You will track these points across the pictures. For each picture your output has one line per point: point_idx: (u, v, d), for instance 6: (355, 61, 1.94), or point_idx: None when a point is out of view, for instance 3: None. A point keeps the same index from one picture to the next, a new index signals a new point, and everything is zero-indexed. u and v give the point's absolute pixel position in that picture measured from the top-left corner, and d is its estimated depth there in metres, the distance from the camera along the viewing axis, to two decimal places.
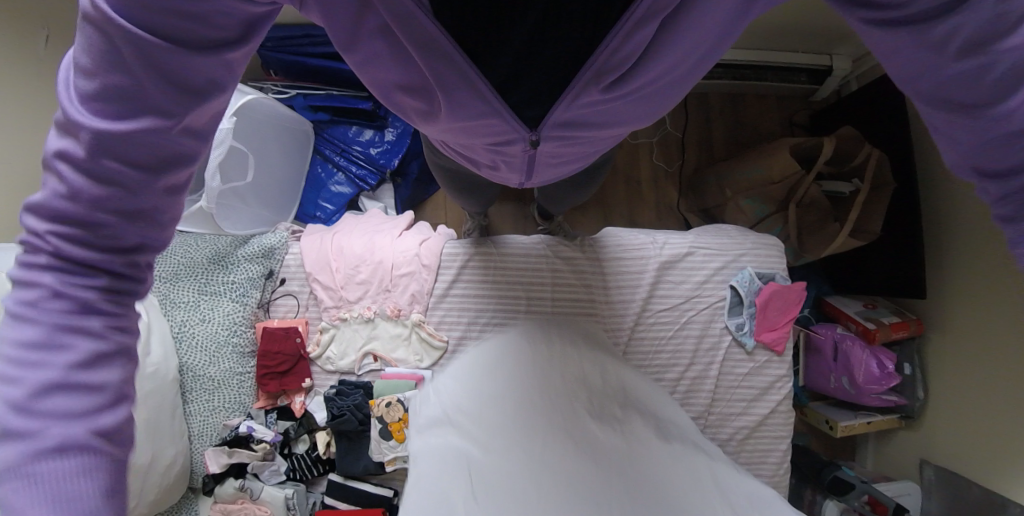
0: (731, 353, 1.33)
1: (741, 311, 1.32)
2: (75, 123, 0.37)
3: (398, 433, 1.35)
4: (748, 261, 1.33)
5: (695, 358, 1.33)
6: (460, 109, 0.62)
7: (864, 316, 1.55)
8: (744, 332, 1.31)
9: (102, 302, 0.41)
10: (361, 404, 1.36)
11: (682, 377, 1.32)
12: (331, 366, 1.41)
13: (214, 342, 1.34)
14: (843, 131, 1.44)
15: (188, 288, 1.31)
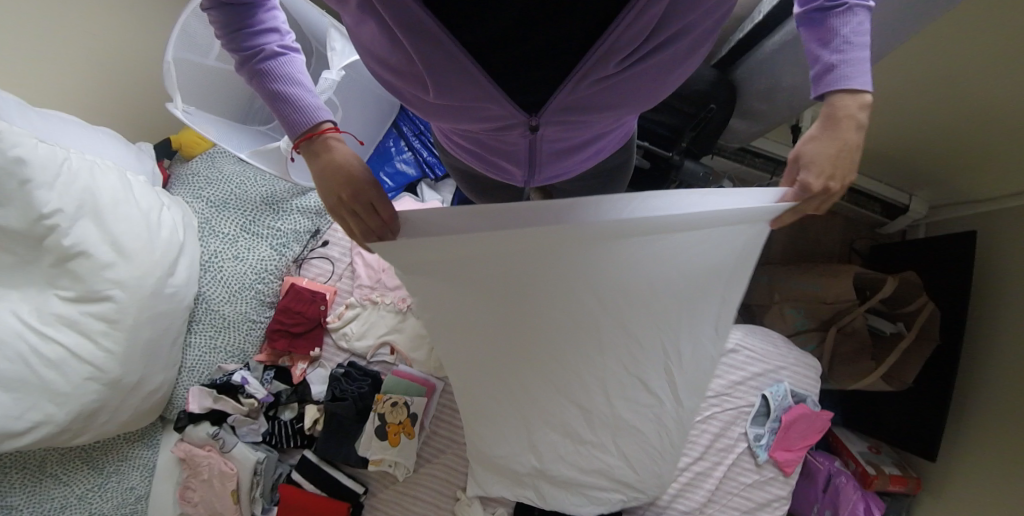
0: (740, 461, 1.29)
1: (764, 422, 1.29)
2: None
3: (393, 435, 1.27)
4: (787, 375, 1.31)
5: (705, 453, 1.29)
6: (454, 89, 0.66)
7: (868, 459, 1.45)
8: (760, 443, 1.28)
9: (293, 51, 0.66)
10: (364, 395, 1.31)
11: (686, 467, 1.28)
12: (345, 343, 1.36)
13: (239, 284, 1.27)
14: (905, 274, 1.42)
15: (234, 222, 1.25)
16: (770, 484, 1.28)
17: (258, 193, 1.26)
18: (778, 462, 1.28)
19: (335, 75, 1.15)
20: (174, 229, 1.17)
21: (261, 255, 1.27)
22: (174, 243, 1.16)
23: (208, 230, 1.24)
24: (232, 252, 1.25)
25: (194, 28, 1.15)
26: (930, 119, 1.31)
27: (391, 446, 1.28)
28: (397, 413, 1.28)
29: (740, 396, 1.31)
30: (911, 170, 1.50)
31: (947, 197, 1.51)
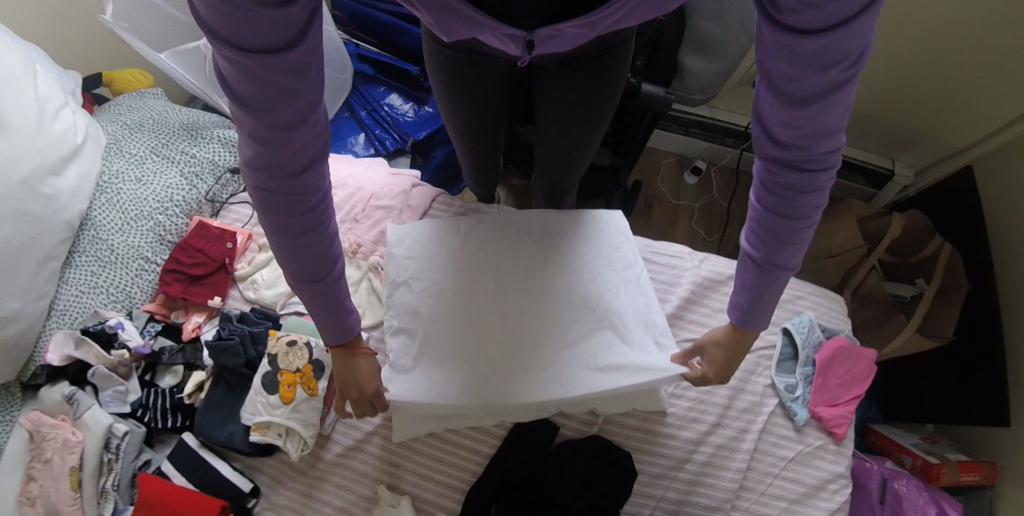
0: (774, 424, 1.06)
1: (794, 368, 1.08)
2: (232, 73, 0.49)
3: (285, 389, 1.02)
4: (807, 307, 1.13)
5: (739, 424, 1.07)
6: (456, 21, 0.75)
7: (923, 449, 1.15)
8: (795, 397, 1.06)
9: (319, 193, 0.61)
10: (257, 337, 1.07)
11: (709, 441, 1.06)
12: (252, 294, 1.15)
13: (137, 210, 1.11)
14: (909, 216, 1.28)
15: (144, 145, 1.15)
16: (822, 456, 1.04)
17: (178, 118, 1.17)
18: (823, 422, 1.05)
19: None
20: (70, 130, 1.05)
21: (168, 181, 1.14)
22: (68, 143, 1.04)
23: (115, 149, 1.13)
24: (136, 175, 1.12)
25: None
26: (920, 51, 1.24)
27: (282, 406, 1.01)
28: (295, 357, 1.04)
29: (755, 337, 1.11)
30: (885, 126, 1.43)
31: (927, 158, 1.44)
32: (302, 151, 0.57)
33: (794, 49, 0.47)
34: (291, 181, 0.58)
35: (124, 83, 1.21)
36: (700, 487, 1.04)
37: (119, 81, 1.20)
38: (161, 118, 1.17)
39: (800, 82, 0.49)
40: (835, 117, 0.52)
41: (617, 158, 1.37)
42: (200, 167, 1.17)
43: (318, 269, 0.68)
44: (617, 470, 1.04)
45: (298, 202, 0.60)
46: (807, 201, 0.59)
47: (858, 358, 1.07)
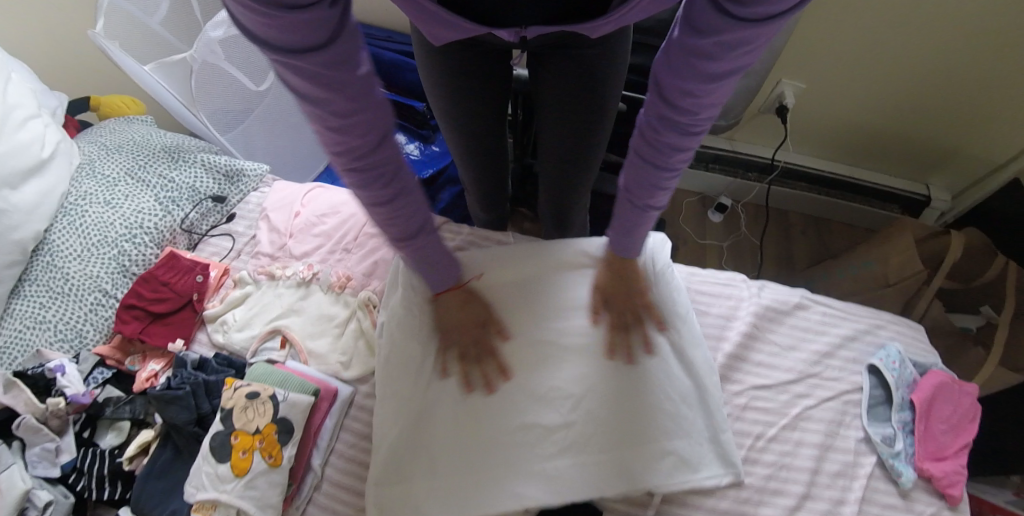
0: (878, 492, 0.83)
1: (890, 414, 0.87)
2: (295, 71, 0.43)
3: (240, 456, 0.79)
4: (892, 339, 0.93)
5: (834, 493, 0.83)
6: (446, 31, 0.68)
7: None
8: (897, 451, 0.84)
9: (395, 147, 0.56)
10: (213, 388, 0.86)
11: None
12: (220, 337, 0.96)
13: (100, 236, 0.97)
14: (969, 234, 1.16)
15: (119, 166, 1.02)
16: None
17: (161, 141, 1.08)
18: (934, 482, 0.82)
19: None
20: (37, 143, 0.94)
21: (139, 205, 1.00)
22: (31, 156, 0.93)
23: (87, 170, 1.01)
24: (105, 197, 0.99)
25: None
26: (961, 62, 1.15)
27: (233, 479, 0.78)
28: (256, 414, 0.81)
29: (836, 378, 0.90)
30: (918, 144, 1.34)
31: (968, 179, 1.35)
32: (374, 131, 0.51)
33: (731, 35, 0.42)
34: (371, 158, 0.53)
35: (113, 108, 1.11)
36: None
37: (107, 105, 1.10)
38: (143, 140, 1.06)
39: (712, 60, 0.45)
40: (717, 98, 0.49)
41: None
42: (177, 193, 1.04)
43: (410, 226, 0.64)
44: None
45: (391, 168, 0.56)
46: (670, 159, 0.57)
47: (961, 394, 0.87)
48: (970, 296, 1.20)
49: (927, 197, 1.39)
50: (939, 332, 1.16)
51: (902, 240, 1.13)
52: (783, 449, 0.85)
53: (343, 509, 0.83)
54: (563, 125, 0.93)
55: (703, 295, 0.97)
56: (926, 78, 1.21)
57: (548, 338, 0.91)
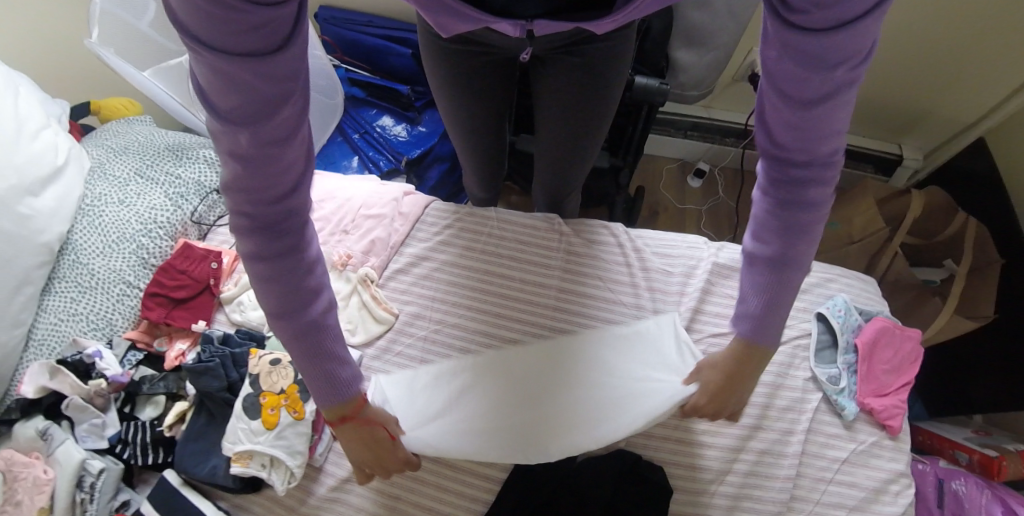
0: (821, 423, 0.95)
1: (835, 357, 0.97)
2: (210, 72, 0.37)
3: (268, 413, 0.91)
4: (841, 291, 1.03)
5: (782, 424, 0.94)
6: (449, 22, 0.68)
7: (979, 444, 1.07)
8: (841, 388, 0.95)
9: (311, 244, 0.53)
10: (239, 359, 0.98)
11: (753, 446, 0.93)
12: (238, 316, 1.07)
13: (118, 233, 1.07)
14: (929, 193, 1.21)
15: (128, 167, 1.11)
16: (878, 454, 0.93)
17: (163, 141, 1.16)
18: (874, 415, 0.94)
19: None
20: (51, 151, 1.03)
21: (151, 202, 1.10)
22: (47, 165, 1.02)
23: (99, 173, 1.10)
24: (118, 197, 1.08)
25: None
26: (928, 30, 1.20)
27: (265, 433, 0.90)
28: (280, 377, 0.93)
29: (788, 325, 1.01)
30: (900, 104, 1.37)
31: (939, 138, 1.40)
32: (287, 183, 0.47)
33: (808, 52, 0.40)
34: (266, 201, 0.46)
35: (113, 111, 1.19)
36: (747, 501, 0.90)
37: (106, 109, 1.18)
38: (148, 142, 1.15)
39: (813, 99, 0.44)
40: (838, 127, 0.46)
41: (617, 159, 1.34)
42: (184, 187, 1.13)
43: (324, 343, 0.57)
44: (644, 485, 0.90)
45: (286, 223, 0.49)
46: (813, 215, 0.53)
47: (903, 338, 0.98)
48: (931, 251, 1.25)
49: (897, 157, 1.44)
50: (899, 284, 1.20)
51: (864, 201, 1.20)
52: None
53: None
54: (562, 122, 0.95)
55: (677, 257, 1.06)
56: (902, 42, 1.24)
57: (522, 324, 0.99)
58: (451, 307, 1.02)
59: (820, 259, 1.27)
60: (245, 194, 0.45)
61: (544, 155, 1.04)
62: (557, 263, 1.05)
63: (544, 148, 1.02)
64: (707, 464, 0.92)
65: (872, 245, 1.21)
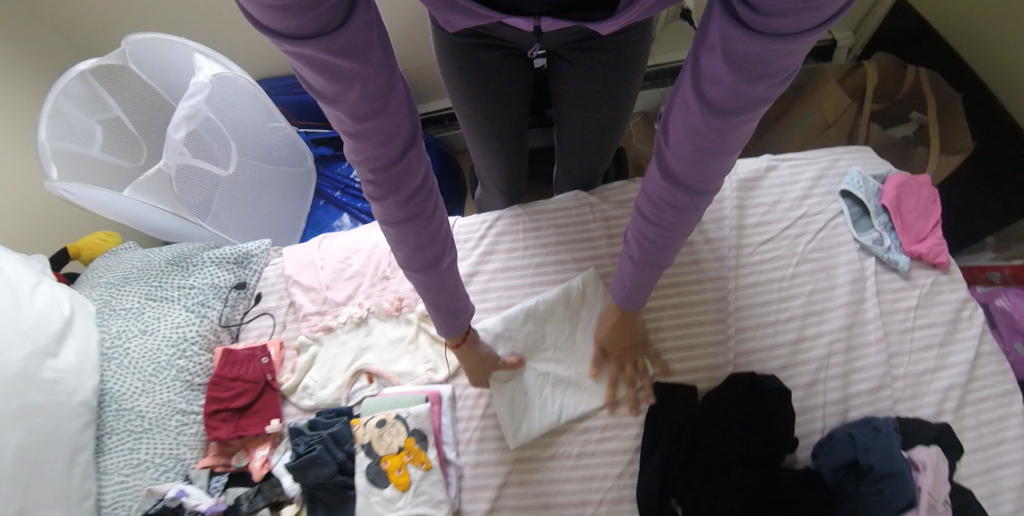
0: (884, 282, 0.96)
1: (872, 221, 1.00)
2: (305, 61, 0.40)
3: (397, 474, 0.87)
4: (851, 165, 1.06)
5: (852, 295, 0.94)
6: (456, 15, 0.66)
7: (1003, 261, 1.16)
8: (888, 246, 0.97)
9: (431, 179, 0.57)
10: (340, 437, 0.91)
11: (833, 326, 0.93)
12: (308, 402, 1.01)
13: (152, 364, 1.00)
14: (878, 60, 1.31)
15: (136, 295, 1.05)
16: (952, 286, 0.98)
17: (162, 256, 1.09)
18: (924, 259, 0.97)
19: (203, 77, 1.04)
20: (51, 303, 0.95)
21: (174, 322, 1.03)
22: (55, 318, 0.94)
23: (109, 311, 1.03)
24: (139, 327, 1.02)
25: (75, 90, 1.08)
26: None
27: (402, 496, 0.86)
28: (392, 436, 0.89)
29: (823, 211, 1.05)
30: None
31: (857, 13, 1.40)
32: (399, 133, 0.49)
33: (743, 57, 0.43)
34: (393, 168, 0.50)
35: (93, 250, 1.13)
36: (857, 372, 0.90)
37: (86, 249, 1.12)
38: (144, 262, 1.08)
39: (720, 90, 0.46)
40: (733, 135, 0.50)
41: None
42: (201, 294, 1.07)
43: (431, 250, 0.61)
44: (769, 396, 0.89)
45: (416, 185, 0.54)
46: (692, 195, 0.57)
47: (919, 187, 1.01)
48: (899, 109, 1.32)
49: (830, 41, 1.45)
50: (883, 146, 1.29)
51: (829, 86, 1.28)
52: (807, 281, 0.97)
53: (490, 483, 0.93)
54: (587, 108, 0.88)
55: None
56: None
57: (588, 297, 1.00)
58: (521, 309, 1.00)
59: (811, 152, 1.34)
60: (371, 163, 0.49)
61: (573, 147, 0.99)
62: (599, 235, 1.06)
63: (571, 142, 0.97)
64: (818, 358, 0.92)
65: (847, 122, 1.29)
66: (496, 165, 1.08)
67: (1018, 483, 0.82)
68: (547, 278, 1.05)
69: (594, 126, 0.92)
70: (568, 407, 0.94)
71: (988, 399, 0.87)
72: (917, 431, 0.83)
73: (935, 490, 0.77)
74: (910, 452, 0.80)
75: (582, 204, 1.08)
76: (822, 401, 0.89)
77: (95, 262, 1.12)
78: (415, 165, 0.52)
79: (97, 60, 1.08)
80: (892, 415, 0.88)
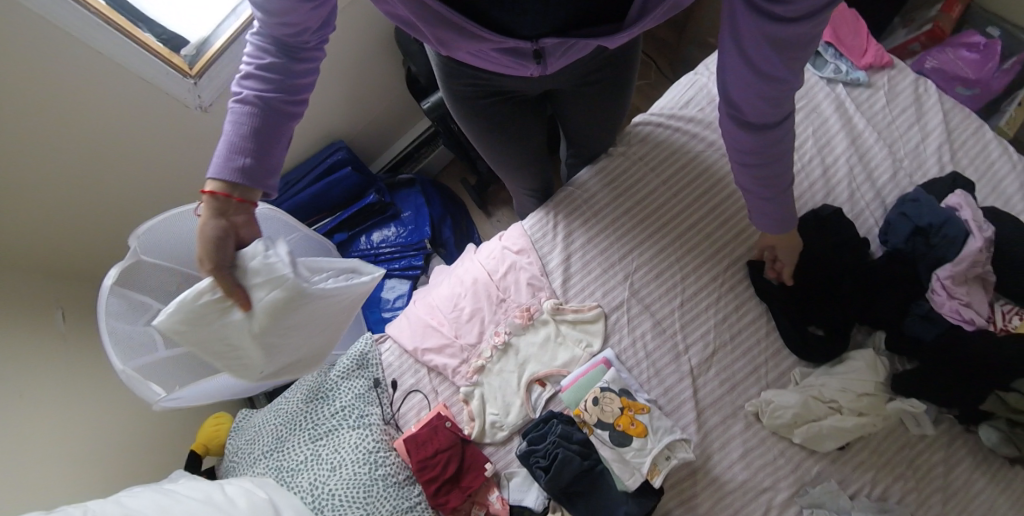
0: (857, 98, 1.21)
1: (825, 58, 1.23)
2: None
3: (632, 427, 1.02)
4: None
5: (841, 119, 1.19)
6: (451, 41, 0.71)
7: (912, 31, 1.45)
8: (846, 71, 1.21)
9: (294, 111, 0.67)
10: (568, 433, 1.04)
11: (842, 148, 1.17)
12: (504, 430, 1.12)
13: (359, 485, 1.06)
14: None
15: (299, 444, 1.11)
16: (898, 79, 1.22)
17: (295, 401, 1.16)
18: (874, 66, 1.22)
19: None
20: (247, 495, 0.99)
21: (350, 443, 1.10)
22: (261, 502, 0.98)
23: (286, 471, 1.08)
24: (324, 466, 1.08)
25: (115, 307, 1.05)
26: None
27: (646, 439, 1.02)
28: (609, 404, 1.04)
29: None
30: None
31: None
32: (302, 67, 0.64)
33: (775, 35, 0.56)
34: (272, 90, 0.63)
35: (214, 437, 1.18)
36: (876, 169, 1.16)
37: (209, 441, 1.17)
38: (284, 416, 1.14)
39: (765, 64, 0.60)
40: (781, 98, 0.63)
41: None
42: (354, 408, 1.14)
43: (271, 160, 0.66)
44: (834, 219, 1.10)
45: (281, 121, 0.65)
46: (775, 157, 0.71)
47: (844, 13, 1.24)
48: None
49: None
50: None
51: None
52: (807, 125, 1.20)
53: (687, 399, 1.08)
54: (598, 108, 0.99)
55: (687, 97, 1.26)
56: None
57: (667, 225, 1.18)
58: (622, 261, 1.16)
59: None
60: (265, 81, 0.63)
61: (595, 132, 1.09)
62: (644, 171, 1.21)
63: (585, 133, 1.09)
64: (851, 173, 1.16)
65: None
66: (522, 180, 1.16)
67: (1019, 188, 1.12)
68: (630, 228, 1.18)
69: (608, 115, 1.03)
70: (704, 312, 1.13)
71: (965, 141, 1.16)
72: (940, 185, 1.09)
73: (979, 215, 1.02)
74: (948, 201, 1.06)
75: (613, 156, 1.22)
76: (872, 200, 1.14)
77: (226, 450, 1.16)
78: (269, 107, 0.63)
79: (118, 268, 1.05)
80: (917, 182, 1.14)
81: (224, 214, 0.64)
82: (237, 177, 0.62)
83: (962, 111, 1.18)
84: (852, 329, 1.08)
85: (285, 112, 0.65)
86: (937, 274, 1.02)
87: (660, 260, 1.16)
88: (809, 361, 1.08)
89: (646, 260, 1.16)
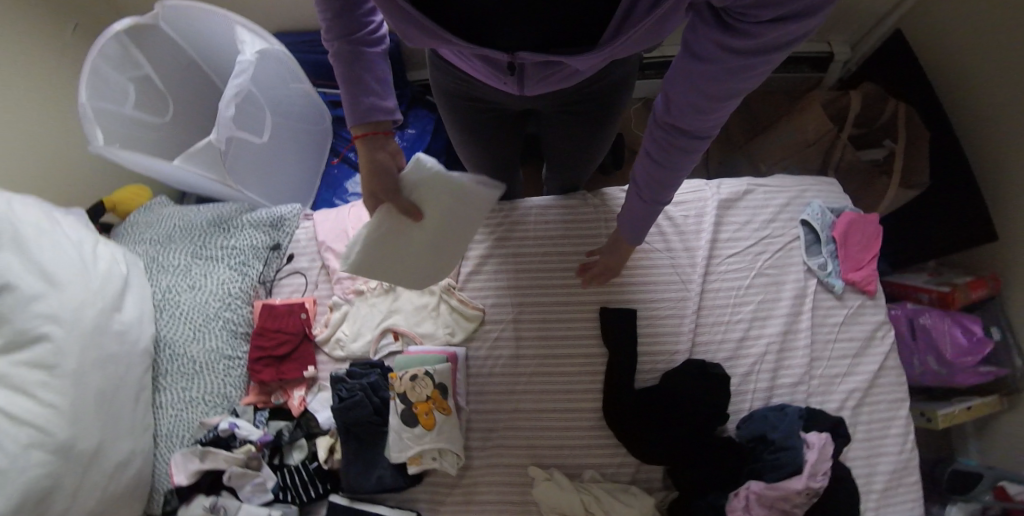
0: (820, 301, 1.19)
1: (820, 249, 1.21)
2: None
3: (424, 417, 1.08)
4: (815, 197, 1.26)
5: (792, 307, 1.18)
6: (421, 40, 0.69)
7: (935, 282, 1.40)
8: (828, 271, 1.19)
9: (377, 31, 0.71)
10: (377, 386, 1.12)
11: (772, 330, 1.16)
12: (341, 352, 1.19)
13: (202, 315, 1.16)
14: (864, 86, 1.44)
15: (182, 252, 1.22)
16: (865, 312, 1.19)
17: (202, 218, 1.26)
18: (856, 285, 1.19)
19: (248, 53, 1.13)
20: (111, 262, 1.10)
21: (219, 278, 1.20)
22: (116, 276, 1.09)
23: (157, 267, 1.19)
24: (187, 282, 1.19)
25: (110, 52, 1.14)
26: None
27: (427, 433, 1.08)
28: (421, 387, 1.08)
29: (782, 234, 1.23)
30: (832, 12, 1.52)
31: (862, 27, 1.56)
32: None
33: (736, 62, 0.55)
34: (350, 28, 0.68)
35: (126, 202, 1.28)
36: (784, 367, 1.15)
37: (121, 202, 1.27)
38: (186, 223, 1.25)
39: (716, 83, 0.58)
40: (715, 117, 0.62)
41: None
42: (241, 254, 1.23)
43: (378, 84, 0.73)
44: (714, 380, 1.10)
45: (371, 48, 0.71)
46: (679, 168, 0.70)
47: (867, 223, 1.21)
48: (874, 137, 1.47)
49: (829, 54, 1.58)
50: (853, 171, 1.44)
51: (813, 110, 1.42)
52: (760, 292, 1.19)
53: (490, 431, 1.14)
54: (577, 137, 0.99)
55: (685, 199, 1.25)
56: None
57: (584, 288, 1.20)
58: (527, 291, 1.20)
59: (787, 164, 1.50)
60: (342, 33, 0.68)
61: (571, 164, 1.10)
62: (601, 232, 1.22)
63: (562, 157, 1.09)
64: (763, 357, 1.15)
65: (823, 146, 1.45)
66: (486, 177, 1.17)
67: (890, 468, 1.12)
68: (555, 270, 1.20)
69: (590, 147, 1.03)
70: (556, 378, 1.16)
71: (879, 401, 1.14)
72: (820, 419, 1.09)
73: (822, 465, 1.02)
74: (807, 435, 1.06)
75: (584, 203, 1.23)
76: (762, 390, 1.14)
77: (127, 219, 1.27)
78: (360, 43, 0.69)
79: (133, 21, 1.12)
80: (811, 403, 1.14)
81: (379, 148, 0.76)
82: (361, 111, 0.72)
83: (897, 374, 1.16)
84: (658, 475, 1.11)
85: (370, 39, 0.70)
86: (750, 483, 1.03)
87: (557, 311, 1.19)
88: (606, 474, 1.12)
89: (546, 303, 1.19)
